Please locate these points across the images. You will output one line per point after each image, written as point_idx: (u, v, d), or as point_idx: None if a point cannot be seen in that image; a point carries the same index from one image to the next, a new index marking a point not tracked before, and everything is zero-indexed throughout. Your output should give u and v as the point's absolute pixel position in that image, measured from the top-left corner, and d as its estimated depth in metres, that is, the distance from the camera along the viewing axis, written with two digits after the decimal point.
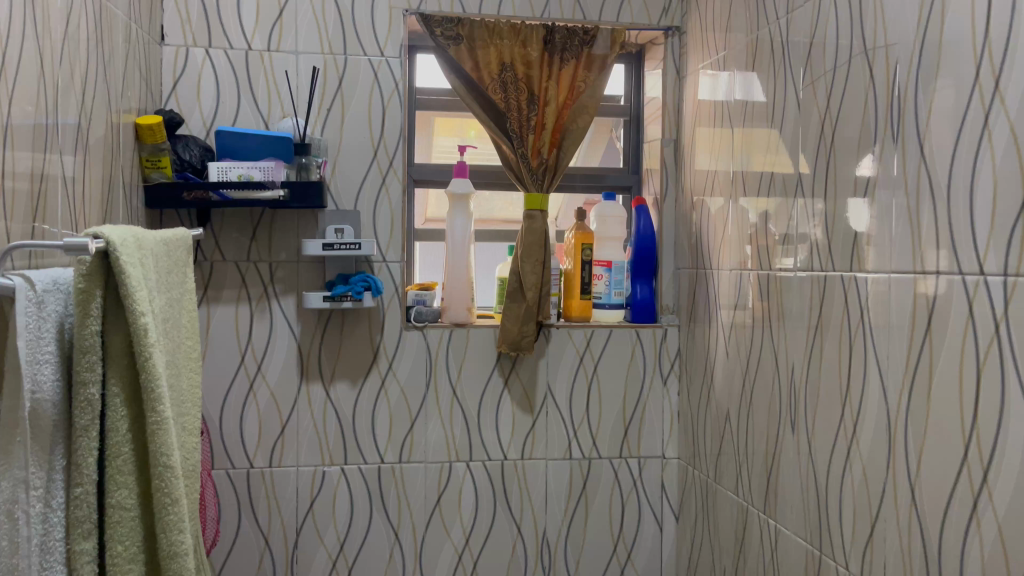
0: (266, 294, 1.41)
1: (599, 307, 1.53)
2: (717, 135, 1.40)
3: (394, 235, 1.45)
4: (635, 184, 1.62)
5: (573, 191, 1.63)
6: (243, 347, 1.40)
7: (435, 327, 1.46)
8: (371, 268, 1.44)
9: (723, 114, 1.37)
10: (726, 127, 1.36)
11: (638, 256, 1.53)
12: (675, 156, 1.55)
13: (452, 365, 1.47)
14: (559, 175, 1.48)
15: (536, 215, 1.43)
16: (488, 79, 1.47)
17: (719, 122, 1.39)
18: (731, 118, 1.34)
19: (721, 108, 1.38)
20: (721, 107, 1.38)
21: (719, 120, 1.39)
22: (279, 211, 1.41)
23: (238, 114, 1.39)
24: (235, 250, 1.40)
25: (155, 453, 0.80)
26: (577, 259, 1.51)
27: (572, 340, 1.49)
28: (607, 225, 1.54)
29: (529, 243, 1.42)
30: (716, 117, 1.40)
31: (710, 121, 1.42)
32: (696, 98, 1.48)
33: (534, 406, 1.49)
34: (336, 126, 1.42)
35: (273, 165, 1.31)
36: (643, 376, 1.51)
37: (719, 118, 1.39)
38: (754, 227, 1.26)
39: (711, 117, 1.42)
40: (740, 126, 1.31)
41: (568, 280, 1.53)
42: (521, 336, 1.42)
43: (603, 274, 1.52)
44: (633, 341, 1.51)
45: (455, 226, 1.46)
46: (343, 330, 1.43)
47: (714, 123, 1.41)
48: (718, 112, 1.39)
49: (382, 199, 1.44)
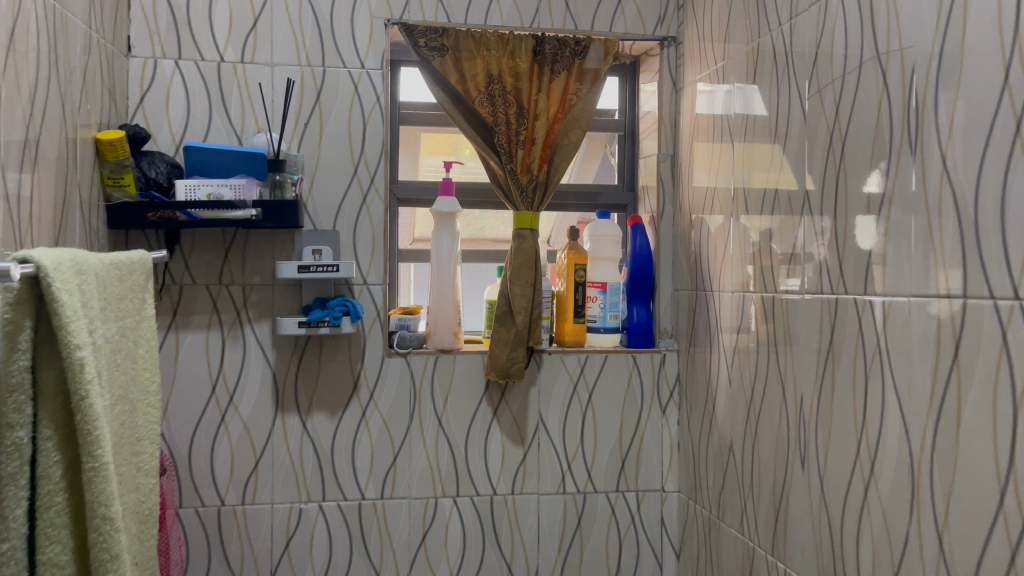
0: (238, 320, 1.32)
1: (593, 331, 1.45)
2: (715, 149, 1.32)
3: (376, 256, 1.37)
4: (631, 202, 1.55)
5: (565, 209, 1.55)
6: (214, 377, 1.31)
7: (419, 353, 1.38)
8: (351, 291, 1.36)
9: (722, 127, 1.29)
10: (725, 141, 1.28)
11: (634, 277, 1.44)
12: (672, 171, 1.47)
13: (437, 394, 1.38)
14: (550, 193, 1.40)
15: (526, 235, 1.35)
16: (475, 91, 1.39)
17: (718, 136, 1.31)
18: (732, 131, 1.26)
19: (720, 122, 1.30)
20: (721, 120, 1.30)
21: (718, 134, 1.31)
22: (253, 232, 1.33)
23: (209, 130, 1.31)
24: (205, 272, 1.31)
25: (92, 503, 0.72)
26: (570, 281, 1.43)
27: (565, 366, 1.41)
28: (601, 244, 1.46)
29: (519, 264, 1.34)
30: (715, 131, 1.32)
31: (708, 135, 1.35)
32: (693, 111, 1.40)
33: (525, 437, 1.40)
34: (313, 141, 1.35)
35: (244, 183, 1.23)
36: (641, 404, 1.43)
37: (718, 132, 1.31)
38: (757, 246, 1.18)
39: (710, 130, 1.34)
40: (741, 139, 1.23)
41: (561, 303, 1.45)
42: (510, 362, 1.33)
43: (597, 296, 1.44)
44: (629, 367, 1.42)
45: (440, 247, 1.38)
46: (321, 358, 1.34)
47: (713, 137, 1.33)
48: (716, 126, 1.32)
49: (363, 219, 1.36)
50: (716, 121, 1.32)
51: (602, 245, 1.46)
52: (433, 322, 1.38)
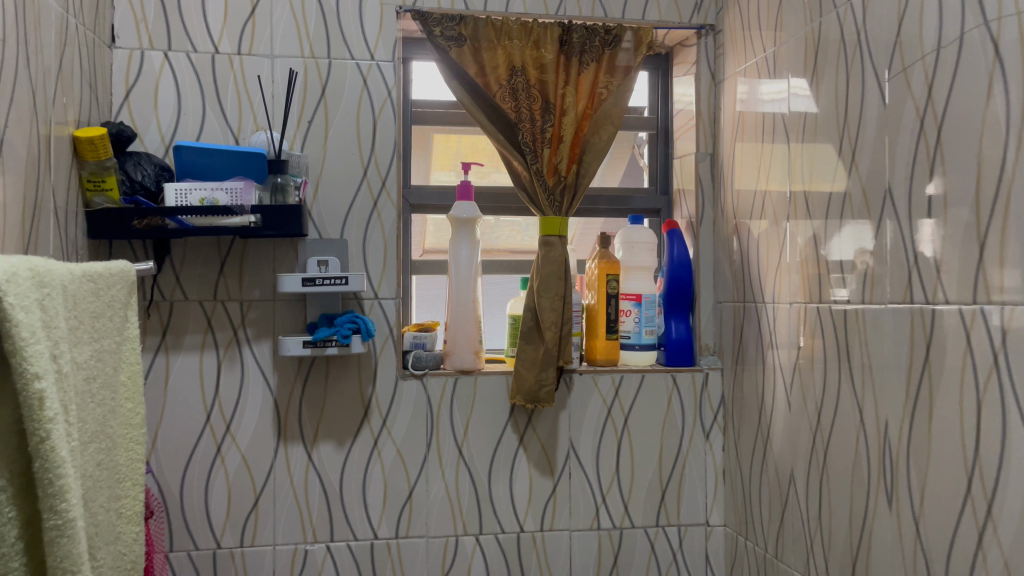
0: (235, 340, 1.19)
1: (627, 348, 1.32)
2: (764, 149, 1.19)
3: (388, 267, 1.23)
4: (666, 206, 1.42)
5: (593, 215, 1.42)
6: (209, 404, 1.18)
7: (436, 374, 1.24)
8: (361, 306, 1.22)
9: (772, 122, 1.17)
10: (775, 136, 1.16)
11: (671, 288, 1.31)
12: (712, 172, 1.34)
13: (457, 420, 1.24)
14: (579, 196, 1.27)
15: (553, 242, 1.22)
16: (496, 84, 1.26)
17: (767, 132, 1.19)
18: (784, 125, 1.13)
19: (769, 117, 1.18)
20: (769, 114, 1.18)
21: (767, 131, 1.19)
22: (252, 241, 1.19)
23: (203, 128, 1.18)
24: (199, 287, 1.18)
25: (56, 570, 0.58)
26: (602, 294, 1.28)
27: (598, 388, 1.27)
28: (634, 252, 1.33)
29: (547, 275, 1.21)
30: (763, 127, 1.20)
31: (755, 131, 1.22)
32: (737, 107, 1.27)
33: (554, 467, 1.26)
34: (318, 141, 1.22)
35: (242, 186, 1.10)
36: (682, 429, 1.29)
37: (766, 127, 1.19)
38: (819, 250, 1.04)
39: (757, 126, 1.22)
40: (796, 133, 1.10)
41: (591, 318, 1.31)
42: (539, 385, 1.19)
43: (631, 309, 1.31)
44: (669, 388, 1.29)
45: (459, 257, 1.25)
46: (328, 381, 1.21)
47: (761, 134, 1.21)
48: (765, 121, 1.19)
49: (374, 226, 1.23)
50: (765, 116, 1.19)
51: (636, 253, 1.33)
52: (452, 339, 1.24)
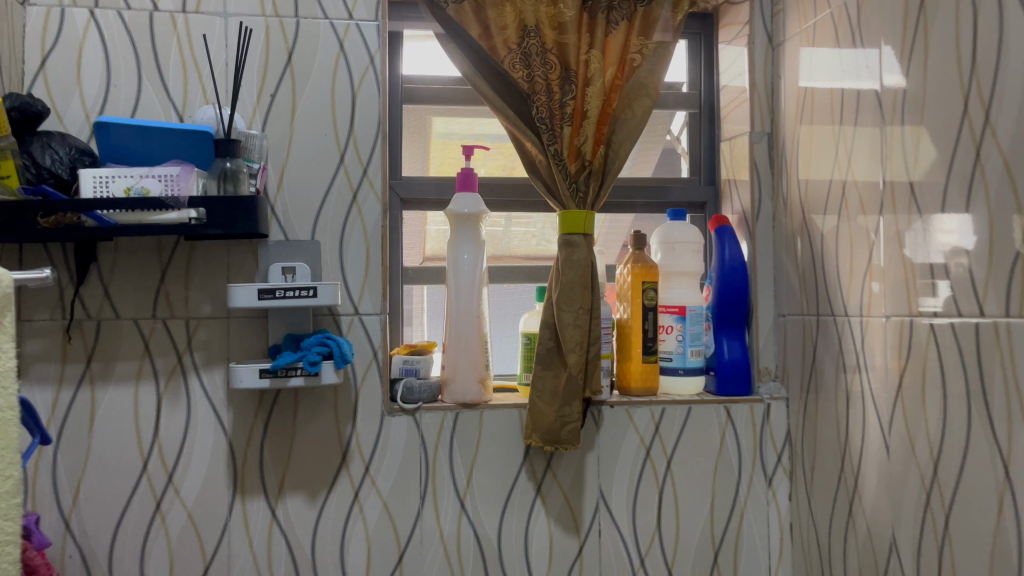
0: (180, 367, 0.95)
1: (668, 373, 1.07)
2: (844, 134, 0.93)
3: (371, 275, 0.99)
4: (712, 199, 1.17)
5: (624, 210, 1.17)
6: (146, 449, 0.94)
7: (432, 408, 1.00)
8: (337, 324, 0.98)
9: (856, 95, 0.91)
10: (860, 115, 0.90)
11: (722, 299, 1.06)
12: (770, 156, 1.10)
13: (458, 465, 1.00)
14: (607, 185, 1.02)
15: (576, 241, 0.98)
16: (504, 48, 1.02)
17: (848, 111, 0.93)
18: (874, 98, 0.87)
19: (850, 92, 0.92)
20: (851, 86, 0.92)
21: (847, 109, 0.92)
22: (200, 245, 0.95)
23: (139, 104, 0.95)
24: (133, 303, 0.94)
25: None
26: (635, 305, 1.05)
27: (634, 423, 1.03)
28: (675, 254, 1.09)
29: (569, 283, 0.96)
30: (841, 103, 0.94)
31: (829, 110, 0.96)
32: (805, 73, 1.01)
33: (580, 523, 1.02)
34: (283, 119, 0.98)
35: (179, 172, 0.85)
36: (738, 474, 1.04)
37: (846, 104, 0.93)
38: (926, 258, 0.78)
39: (832, 103, 0.96)
40: (891, 106, 0.84)
41: (623, 336, 1.07)
42: (560, 422, 0.95)
43: (674, 325, 1.06)
44: (721, 422, 1.04)
45: (460, 262, 1.00)
46: (297, 419, 0.96)
47: (838, 113, 0.95)
48: (845, 96, 0.93)
49: (353, 224, 0.99)
50: (844, 90, 0.93)
51: (679, 256, 1.09)
52: (453, 364, 1.00)
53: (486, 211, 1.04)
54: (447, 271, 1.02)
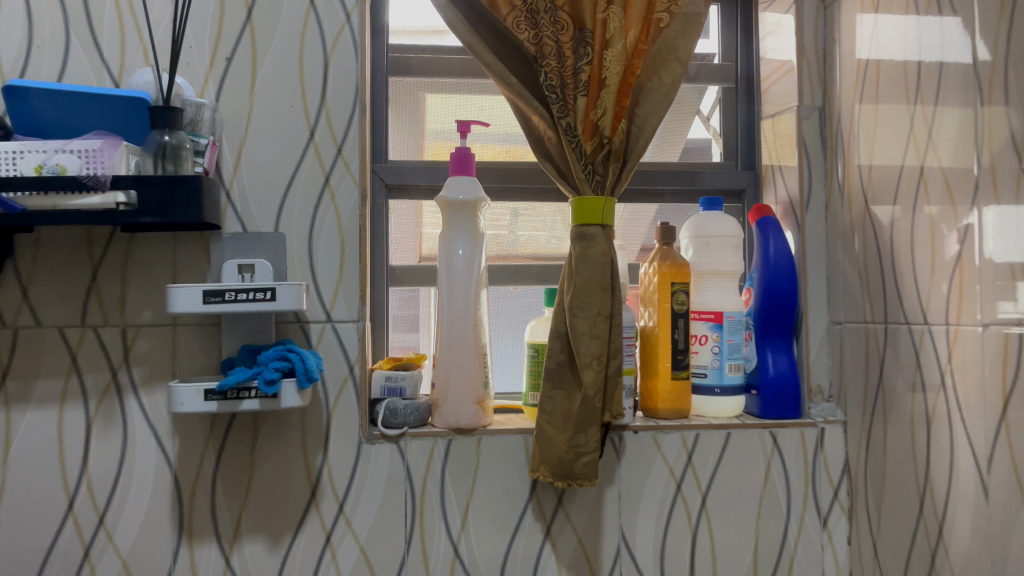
0: (114, 385, 0.78)
1: (701, 391, 0.91)
2: (922, 111, 0.75)
3: (346, 274, 0.83)
4: (751, 186, 1.00)
5: (648, 199, 1.00)
6: (72, 483, 0.77)
7: (420, 434, 0.83)
8: (306, 334, 0.81)
9: (937, 67, 0.73)
10: (944, 91, 0.72)
11: (766, 302, 0.90)
12: (822, 135, 0.93)
13: (451, 503, 0.83)
14: (628, 166, 0.86)
15: (594, 233, 0.81)
16: (506, 4, 0.85)
17: (926, 85, 0.75)
18: (961, 66, 0.70)
19: (929, 64, 0.74)
20: (928, 54, 0.74)
21: (926, 84, 0.75)
22: (140, 237, 0.79)
23: (66, 68, 0.79)
24: (58, 308, 0.78)
25: None
26: (663, 310, 0.89)
27: (662, 452, 0.86)
28: (710, 251, 0.92)
29: (585, 284, 0.79)
30: (918, 77, 0.76)
31: (901, 83, 0.79)
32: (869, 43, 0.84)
33: (599, 573, 0.85)
34: (241, 87, 0.82)
35: (101, 145, 0.69)
36: (786, 512, 0.87)
37: (924, 77, 0.75)
38: None
39: (905, 74, 0.78)
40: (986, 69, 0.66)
41: (648, 347, 0.90)
42: (574, 453, 0.78)
43: (709, 334, 0.90)
44: (766, 451, 0.87)
45: (453, 258, 0.83)
46: (256, 447, 0.80)
47: (914, 88, 0.77)
48: (922, 68, 0.75)
49: (325, 214, 0.83)
50: (921, 61, 0.75)
51: (715, 252, 0.92)
52: (445, 380, 0.83)
53: (485, 198, 0.87)
54: (439, 270, 0.85)
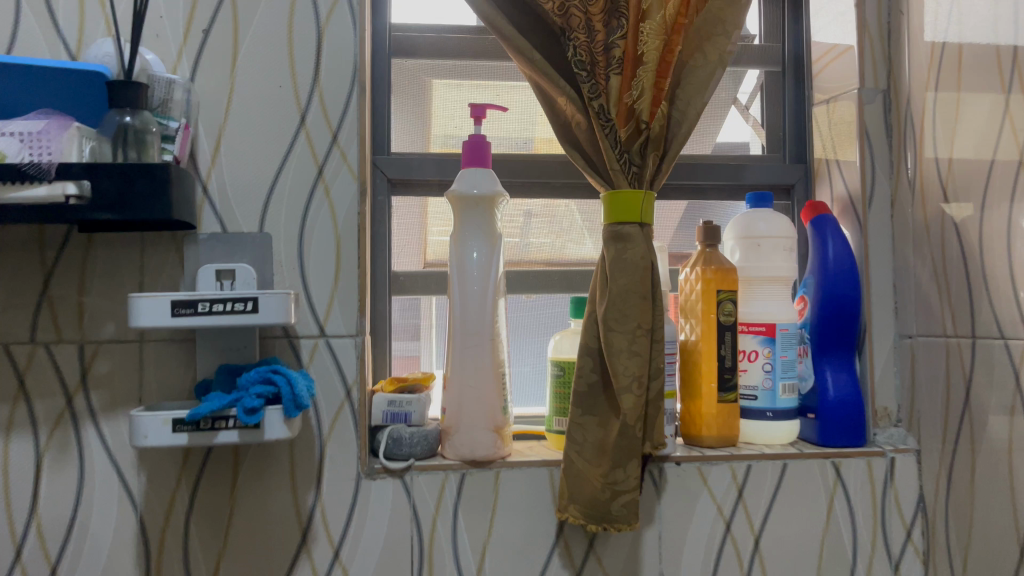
0: (69, 413, 0.67)
1: (750, 415, 0.79)
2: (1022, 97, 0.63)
3: (342, 282, 0.71)
4: (800, 181, 0.88)
5: (683, 195, 0.89)
6: (18, 529, 0.65)
7: (429, 466, 0.71)
8: (296, 351, 0.70)
9: None
10: None
11: (825, 313, 0.78)
12: (887, 122, 0.81)
13: (466, 548, 0.71)
14: (667, 155, 0.75)
15: (631, 233, 0.70)
16: None
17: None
18: None
19: None
20: None
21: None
22: (100, 238, 0.68)
23: (14, 40, 0.67)
24: (3, 322, 0.66)
25: None
26: (708, 322, 0.77)
27: (708, 487, 0.74)
28: (761, 254, 0.80)
29: (622, 293, 0.68)
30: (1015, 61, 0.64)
31: (992, 71, 0.67)
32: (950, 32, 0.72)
33: None
34: (220, 64, 0.70)
35: (47, 127, 0.57)
36: (851, 555, 0.76)
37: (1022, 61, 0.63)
38: None
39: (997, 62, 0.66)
40: None
41: (690, 365, 0.79)
42: (610, 491, 0.66)
43: (760, 350, 0.78)
44: (828, 485, 0.76)
45: (467, 263, 0.72)
46: (237, 483, 0.68)
47: (1010, 74, 0.65)
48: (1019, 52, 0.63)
49: (318, 211, 0.71)
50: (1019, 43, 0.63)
51: (766, 256, 0.80)
52: (457, 405, 0.71)
53: (503, 194, 0.76)
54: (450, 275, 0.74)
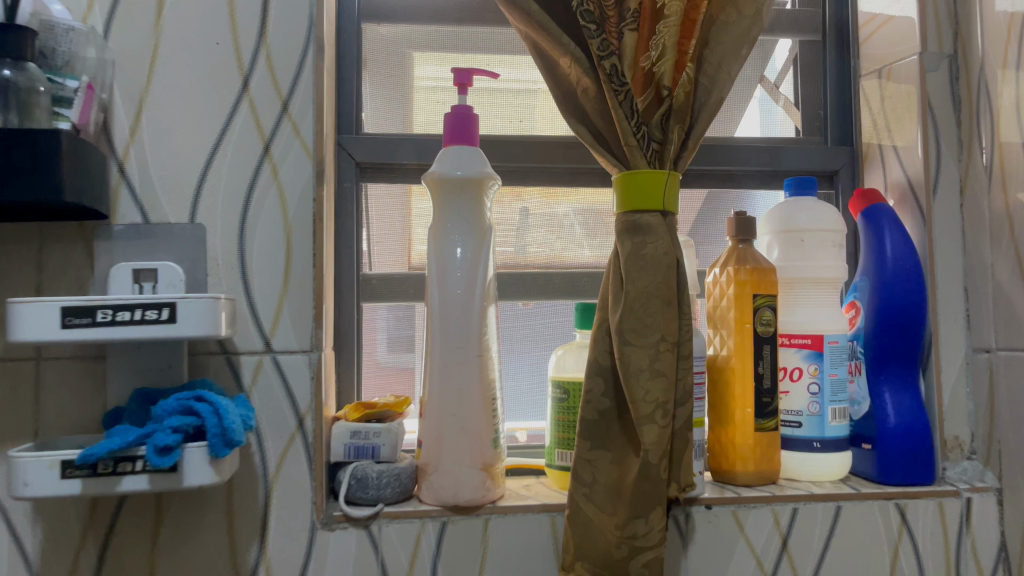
0: None
1: (793, 445, 0.65)
2: None
3: (293, 285, 0.57)
4: (845, 167, 0.75)
5: (705, 183, 0.76)
6: None
7: (401, 512, 0.57)
8: (235, 371, 0.56)
9: None
10: None
11: (883, 321, 0.65)
12: (953, 95, 0.68)
13: None
14: (693, 130, 0.61)
15: (653, 223, 0.56)
16: None
17: None
18: None
19: None
20: None
21: None
22: None
23: None
24: None
25: None
26: (741, 334, 0.64)
27: (746, 536, 0.61)
28: (805, 251, 0.66)
29: (642, 297, 0.54)
30: None
31: None
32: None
33: None
34: (141, 13, 0.56)
35: None
36: None
37: None
38: None
39: None
40: None
41: (720, 386, 0.65)
42: (628, 547, 0.53)
43: (805, 367, 0.65)
44: (891, 531, 0.62)
45: (449, 260, 0.58)
46: (158, 537, 0.54)
47: None
48: None
49: (263, 197, 0.57)
50: None
51: (811, 253, 0.66)
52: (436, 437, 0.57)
53: (495, 177, 0.62)
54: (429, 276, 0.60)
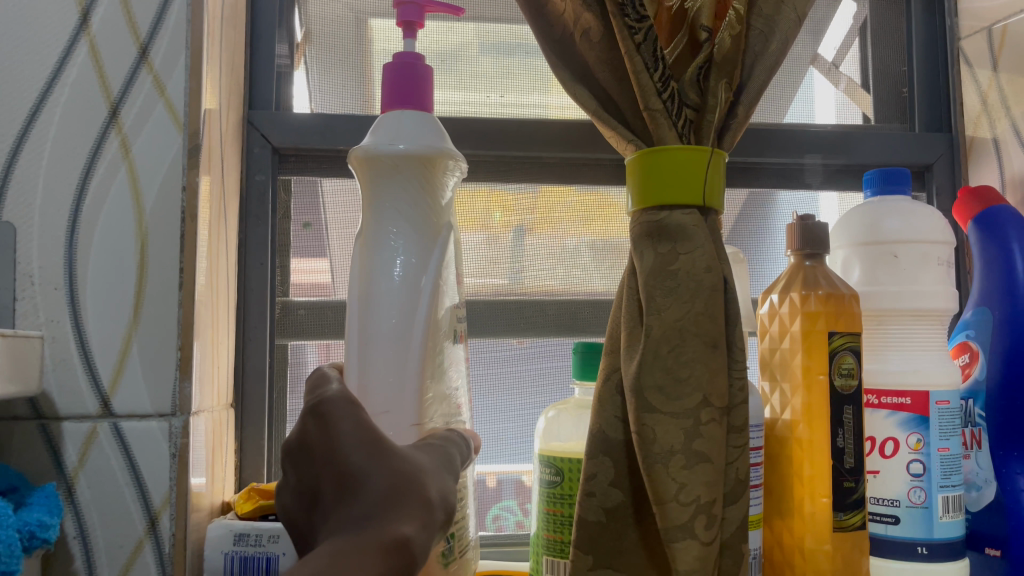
0: None
1: (884, 550, 0.45)
2: None
3: (147, 316, 0.38)
4: (939, 161, 0.57)
5: (745, 179, 0.57)
6: None
7: None
8: (56, 445, 0.37)
9: None
10: None
11: (1015, 372, 0.45)
12: None
13: None
14: (744, 89, 0.41)
15: (692, 223, 0.37)
16: None
17: None
18: None
19: None
20: None
21: None
22: None
23: None
24: None
25: None
26: (813, 392, 0.44)
27: None
28: (902, 271, 0.47)
29: (670, 334, 0.35)
30: None
31: None
32: None
33: None
34: None
35: None
36: None
37: None
38: None
39: None
40: None
41: (781, 464, 0.45)
42: None
43: (905, 436, 0.45)
44: None
45: (382, 283, 0.37)
46: None
47: None
48: None
49: (107, 184, 0.38)
50: None
51: (912, 274, 0.47)
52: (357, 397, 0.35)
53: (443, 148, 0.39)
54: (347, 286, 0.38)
